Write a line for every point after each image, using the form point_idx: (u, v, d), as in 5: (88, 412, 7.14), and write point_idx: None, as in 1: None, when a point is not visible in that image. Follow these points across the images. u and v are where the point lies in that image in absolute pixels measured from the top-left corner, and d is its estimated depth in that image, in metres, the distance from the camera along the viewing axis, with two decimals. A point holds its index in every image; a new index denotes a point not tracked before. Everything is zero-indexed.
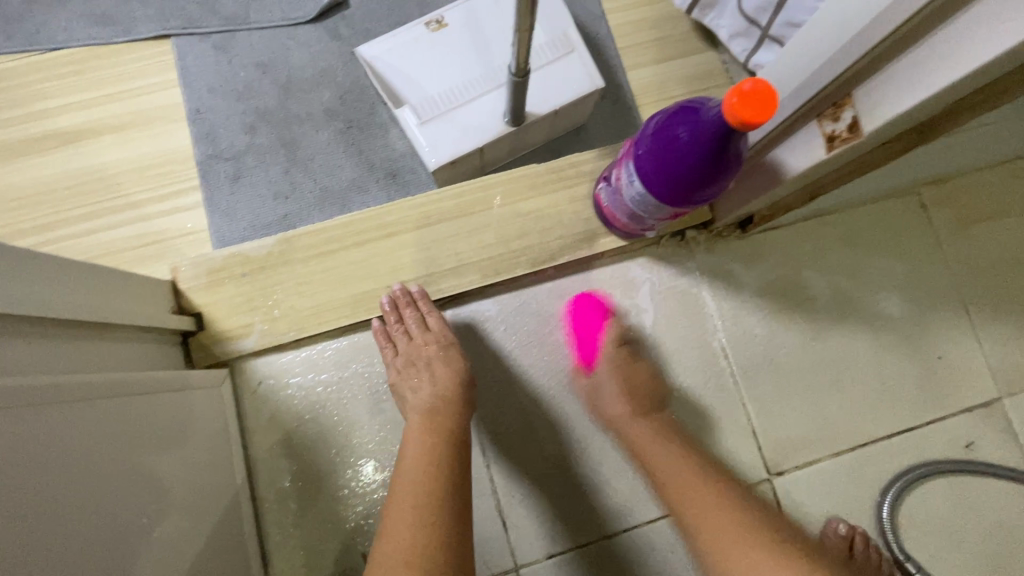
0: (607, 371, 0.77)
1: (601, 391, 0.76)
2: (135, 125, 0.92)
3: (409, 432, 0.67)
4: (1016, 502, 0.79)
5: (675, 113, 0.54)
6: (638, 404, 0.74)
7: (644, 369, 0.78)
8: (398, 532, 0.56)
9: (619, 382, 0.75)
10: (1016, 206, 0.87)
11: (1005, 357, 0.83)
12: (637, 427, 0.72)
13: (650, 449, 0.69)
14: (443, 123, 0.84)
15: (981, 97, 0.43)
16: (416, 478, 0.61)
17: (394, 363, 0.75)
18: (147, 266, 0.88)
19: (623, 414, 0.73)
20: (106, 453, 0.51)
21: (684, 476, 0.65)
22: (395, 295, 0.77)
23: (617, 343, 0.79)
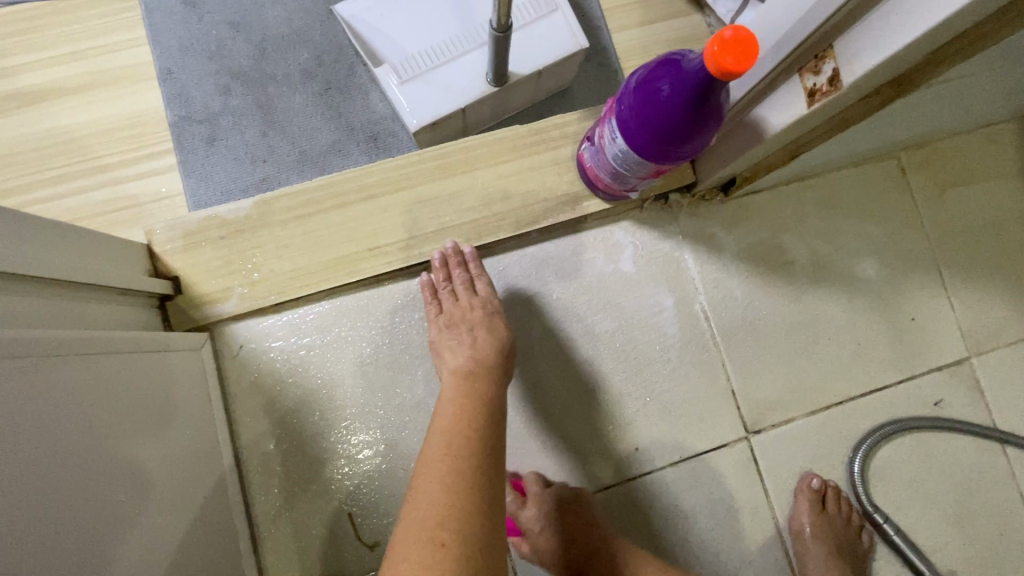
0: (565, 493, 0.75)
1: (574, 517, 0.74)
2: (101, 84, 0.89)
3: (445, 394, 0.67)
4: (979, 456, 0.83)
5: (657, 66, 0.54)
6: (602, 533, 0.73)
7: (563, 496, 0.75)
8: (431, 485, 0.55)
9: (580, 517, 0.74)
10: (991, 170, 0.88)
11: (975, 318, 0.85)
12: (624, 546, 0.72)
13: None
14: (424, 83, 0.82)
15: (958, 48, 0.43)
16: (450, 437, 0.60)
17: (437, 321, 0.75)
18: (120, 232, 0.86)
19: (606, 537, 0.72)
20: (88, 409, 0.51)
21: None
22: (447, 253, 0.77)
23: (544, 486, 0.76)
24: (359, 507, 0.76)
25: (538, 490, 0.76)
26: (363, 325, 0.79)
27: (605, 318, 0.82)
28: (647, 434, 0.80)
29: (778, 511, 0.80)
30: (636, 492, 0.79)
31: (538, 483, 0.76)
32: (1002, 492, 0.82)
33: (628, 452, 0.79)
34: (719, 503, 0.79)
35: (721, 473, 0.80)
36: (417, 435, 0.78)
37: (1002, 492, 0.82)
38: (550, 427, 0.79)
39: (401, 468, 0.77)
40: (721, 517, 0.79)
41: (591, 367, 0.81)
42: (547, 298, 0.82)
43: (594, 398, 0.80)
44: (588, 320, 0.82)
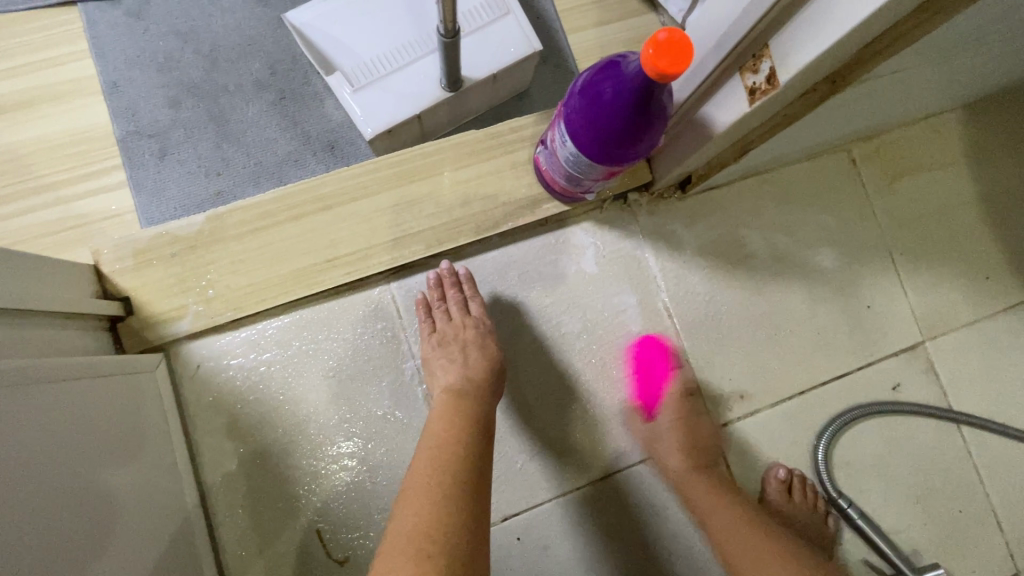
0: (671, 423, 0.79)
1: (662, 445, 0.78)
2: (43, 100, 0.86)
3: (435, 412, 0.67)
4: (936, 437, 0.85)
5: (600, 70, 0.54)
6: (698, 459, 0.77)
7: (708, 424, 0.81)
8: (417, 504, 0.56)
9: (681, 436, 0.78)
10: (939, 159, 0.91)
11: (928, 303, 0.88)
12: (694, 477, 0.75)
13: (709, 492, 0.74)
14: (378, 90, 0.81)
15: (883, 45, 0.44)
16: (437, 455, 0.61)
17: (429, 340, 0.76)
18: (68, 252, 0.83)
19: (681, 468, 0.76)
20: (37, 439, 0.49)
21: (730, 523, 0.70)
22: (442, 273, 0.78)
23: (685, 394, 0.81)
24: (328, 522, 0.75)
25: (683, 400, 0.80)
26: (324, 337, 0.78)
27: (569, 317, 0.82)
28: (616, 433, 0.80)
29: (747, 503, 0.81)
30: (608, 491, 0.79)
31: (689, 396, 0.81)
32: (959, 471, 0.85)
33: (599, 451, 0.80)
34: None
35: None
36: (384, 446, 0.77)
37: (960, 470, 0.85)
38: (519, 432, 0.79)
39: (370, 480, 0.76)
40: None
41: (559, 369, 0.81)
42: (512, 302, 0.81)
43: (562, 399, 0.80)
44: (553, 322, 0.82)
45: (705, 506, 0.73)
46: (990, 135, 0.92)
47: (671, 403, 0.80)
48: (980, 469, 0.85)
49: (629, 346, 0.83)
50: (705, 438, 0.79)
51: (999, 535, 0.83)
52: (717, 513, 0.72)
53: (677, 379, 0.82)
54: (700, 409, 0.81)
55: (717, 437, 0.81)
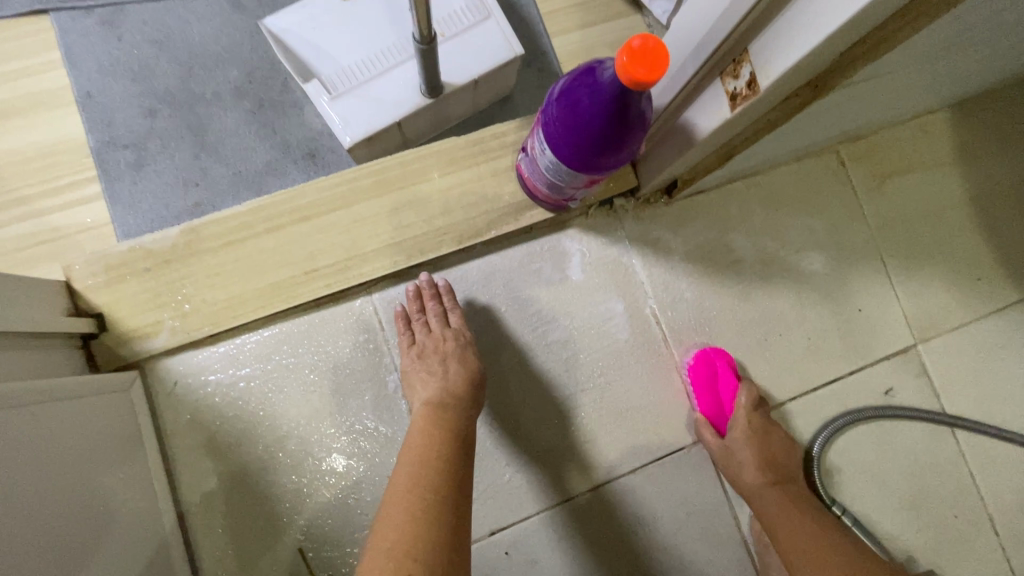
0: (746, 440, 0.75)
1: (737, 459, 0.75)
2: (13, 111, 0.84)
3: (414, 426, 0.66)
4: (928, 441, 0.84)
5: (575, 77, 0.53)
6: (775, 476, 0.74)
7: (780, 440, 0.77)
8: (396, 522, 0.54)
9: (758, 454, 0.74)
10: (929, 160, 0.90)
11: (920, 305, 0.87)
12: (769, 498, 0.72)
13: (785, 518, 0.69)
14: (356, 97, 0.80)
15: (864, 49, 0.43)
16: (417, 471, 0.59)
17: (409, 352, 0.74)
18: (41, 267, 0.80)
19: (757, 483, 0.73)
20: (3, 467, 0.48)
21: (818, 558, 0.64)
22: (420, 284, 0.77)
23: (752, 408, 0.78)
24: (311, 540, 0.73)
25: (751, 416, 0.77)
26: (305, 351, 0.76)
27: (555, 326, 0.81)
28: (605, 443, 0.79)
29: (738, 512, 0.80)
30: (597, 503, 0.77)
31: (756, 411, 0.78)
32: (953, 475, 0.84)
33: (587, 462, 0.78)
34: (680, 508, 0.79)
35: (679, 478, 0.79)
36: (367, 461, 0.75)
37: (954, 475, 0.84)
38: (505, 444, 0.77)
39: (353, 497, 0.75)
40: (683, 520, 0.79)
41: (546, 379, 0.80)
42: (496, 311, 0.80)
43: (549, 410, 0.79)
44: (539, 331, 0.80)
45: (789, 535, 0.68)
46: (980, 134, 0.91)
47: (741, 417, 0.77)
48: (974, 473, 0.84)
49: (691, 357, 0.82)
50: (778, 454, 0.76)
51: (994, 540, 0.82)
52: (801, 543, 0.66)
53: (743, 392, 0.78)
54: (769, 421, 0.78)
55: (790, 451, 0.77)
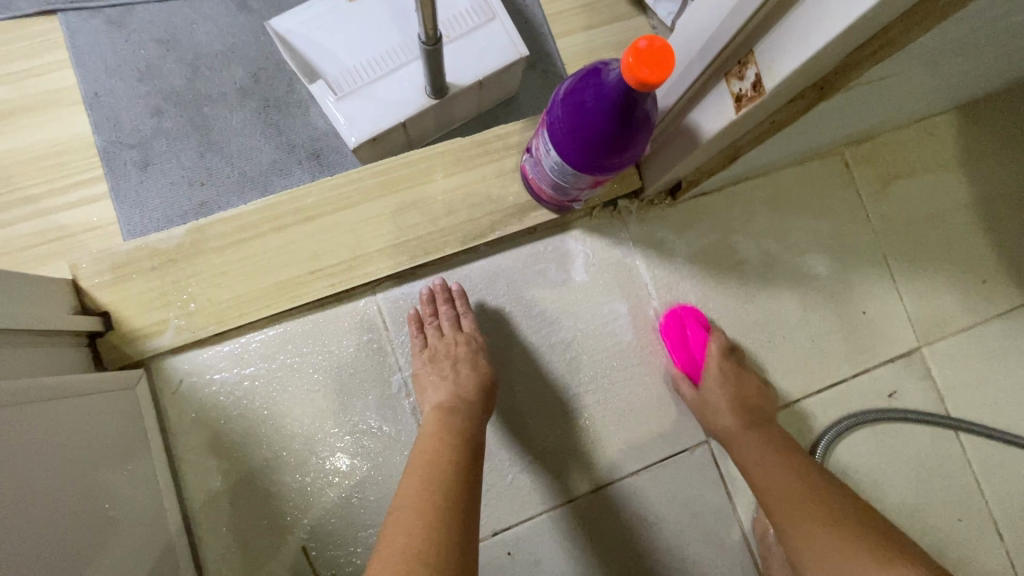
0: (718, 387, 0.76)
1: (713, 406, 0.75)
2: (21, 111, 0.84)
3: (425, 429, 0.66)
4: (933, 444, 0.84)
5: (581, 78, 0.53)
6: (750, 417, 0.74)
7: (752, 381, 0.77)
8: (406, 520, 0.55)
9: (730, 396, 0.75)
10: (933, 163, 0.90)
11: (924, 307, 0.86)
12: (745, 438, 0.72)
13: (761, 455, 0.69)
14: (362, 98, 0.80)
15: (870, 51, 0.43)
16: (428, 472, 0.59)
17: (420, 356, 0.75)
18: (48, 265, 0.81)
19: (731, 426, 0.73)
20: (12, 466, 0.48)
21: (789, 492, 0.64)
22: (434, 289, 0.78)
23: (722, 356, 0.78)
24: (315, 539, 0.74)
25: (721, 363, 0.77)
26: (309, 350, 0.77)
27: (559, 326, 0.81)
28: (608, 443, 0.79)
29: (741, 514, 0.80)
30: (600, 504, 0.77)
31: (726, 358, 0.78)
32: (957, 478, 0.83)
33: (591, 463, 0.78)
34: (683, 509, 0.79)
35: (682, 479, 0.79)
36: (371, 461, 0.76)
37: (958, 477, 0.83)
38: (508, 444, 0.77)
39: (357, 496, 0.75)
40: (686, 521, 0.79)
41: (550, 379, 0.80)
42: (499, 312, 0.80)
43: (552, 410, 0.79)
44: (543, 331, 0.80)
45: (759, 471, 0.68)
46: (985, 137, 0.91)
47: (713, 365, 0.77)
48: (979, 476, 0.84)
49: (664, 313, 0.82)
50: (753, 397, 0.76)
51: (1000, 544, 0.82)
52: (770, 479, 0.67)
53: (714, 342, 0.79)
54: (740, 367, 0.78)
55: (766, 396, 0.77)
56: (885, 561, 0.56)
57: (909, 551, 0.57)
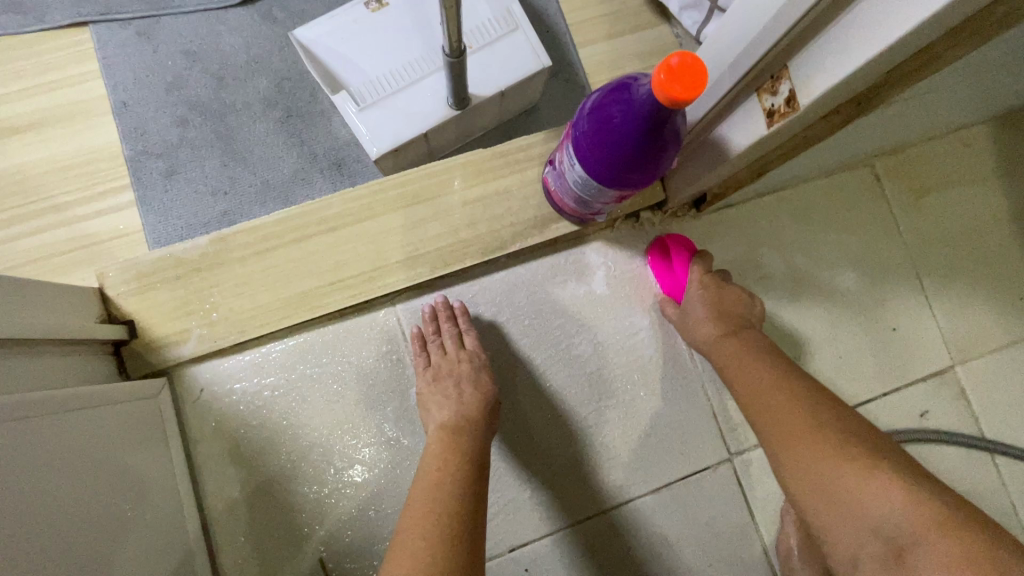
0: (697, 296, 0.73)
1: (693, 316, 0.73)
2: (52, 121, 0.86)
3: (429, 451, 0.65)
4: (968, 467, 0.80)
5: (608, 92, 0.52)
6: (730, 325, 0.70)
7: (734, 292, 0.74)
8: (413, 547, 0.54)
9: (707, 306, 0.72)
10: (967, 174, 0.87)
11: (958, 325, 0.84)
12: (727, 347, 0.68)
13: (742, 361, 0.66)
14: (384, 109, 0.80)
15: (912, 67, 0.41)
16: (433, 494, 0.59)
17: (423, 374, 0.74)
18: (77, 273, 0.82)
19: (711, 336, 0.70)
20: (41, 475, 0.49)
21: (778, 403, 0.60)
22: (436, 307, 0.77)
23: (703, 273, 0.75)
24: (332, 550, 0.73)
25: (703, 277, 0.74)
26: (328, 361, 0.77)
27: (579, 340, 0.80)
28: (628, 459, 0.78)
29: (766, 535, 0.77)
30: (619, 521, 0.76)
31: (709, 274, 0.75)
32: (995, 504, 0.80)
33: (610, 480, 0.77)
34: (705, 529, 0.77)
35: (705, 498, 0.78)
36: (389, 474, 0.75)
37: (995, 502, 0.80)
38: (527, 458, 0.77)
39: (374, 508, 0.74)
40: (708, 541, 0.77)
41: (570, 394, 0.78)
42: (518, 324, 0.79)
43: (571, 425, 0.78)
44: (563, 344, 0.79)
45: (746, 378, 0.64)
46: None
47: (694, 280, 0.75)
48: (1016, 502, 0.80)
49: (652, 243, 0.81)
50: (734, 306, 0.72)
51: None
52: (757, 389, 0.62)
53: (696, 264, 0.76)
54: (724, 279, 0.75)
55: (750, 304, 0.73)
56: (859, 462, 0.52)
57: (892, 459, 0.52)
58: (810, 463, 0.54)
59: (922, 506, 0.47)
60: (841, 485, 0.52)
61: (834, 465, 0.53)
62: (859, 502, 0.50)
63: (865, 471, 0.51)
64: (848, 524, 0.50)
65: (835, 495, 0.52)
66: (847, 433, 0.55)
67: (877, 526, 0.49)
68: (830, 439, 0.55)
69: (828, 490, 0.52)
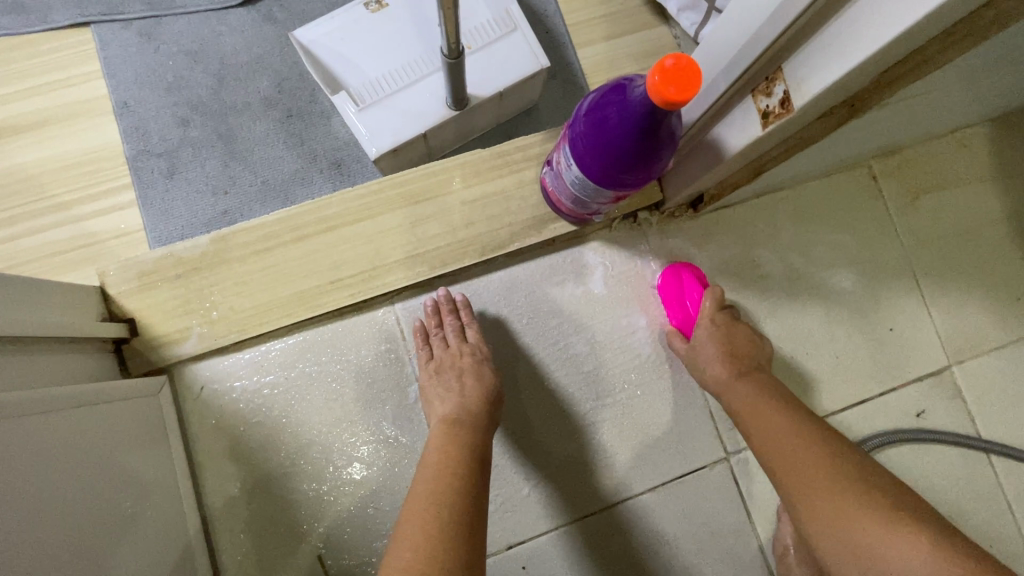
0: (706, 333, 0.72)
1: (703, 355, 0.72)
2: (55, 121, 0.86)
3: (431, 443, 0.65)
4: (963, 467, 0.81)
5: (605, 93, 0.53)
6: (743, 366, 0.70)
7: (745, 333, 0.73)
8: (414, 537, 0.54)
9: (720, 346, 0.71)
10: (965, 175, 0.87)
11: (954, 325, 0.84)
12: (740, 390, 0.68)
13: (758, 405, 0.65)
14: (383, 109, 0.80)
15: (905, 69, 0.42)
16: (434, 487, 0.59)
17: (426, 368, 0.74)
18: (78, 271, 0.83)
19: (722, 376, 0.70)
20: (44, 470, 0.50)
21: (801, 453, 0.59)
22: (438, 301, 0.77)
23: (715, 309, 0.74)
24: (331, 548, 0.74)
25: (714, 315, 0.74)
26: (327, 359, 0.77)
27: (577, 339, 0.80)
28: (625, 458, 0.78)
29: (762, 534, 0.78)
30: (616, 520, 0.77)
31: (720, 311, 0.74)
32: (990, 504, 0.80)
33: (607, 479, 0.77)
34: (701, 527, 0.77)
35: (701, 497, 0.78)
36: (388, 471, 0.76)
37: (991, 502, 0.80)
38: (525, 457, 0.77)
39: (372, 506, 0.75)
40: (704, 540, 0.77)
41: (567, 393, 0.79)
42: (517, 324, 0.80)
43: (568, 423, 0.78)
44: (560, 344, 0.80)
45: (764, 425, 0.63)
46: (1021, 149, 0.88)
47: (704, 317, 0.74)
48: (1012, 501, 0.80)
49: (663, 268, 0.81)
50: (744, 346, 0.72)
51: None
52: (776, 436, 0.62)
53: (708, 296, 0.75)
54: (735, 318, 0.75)
55: (758, 344, 0.73)
56: (888, 520, 0.52)
57: (917, 517, 0.52)
58: (834, 518, 0.54)
59: (951, 566, 0.47)
60: (866, 541, 0.51)
61: (858, 520, 0.52)
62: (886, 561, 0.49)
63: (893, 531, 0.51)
64: None
65: (861, 553, 0.51)
66: (868, 485, 0.55)
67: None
68: (854, 494, 0.54)
69: (855, 546, 0.52)
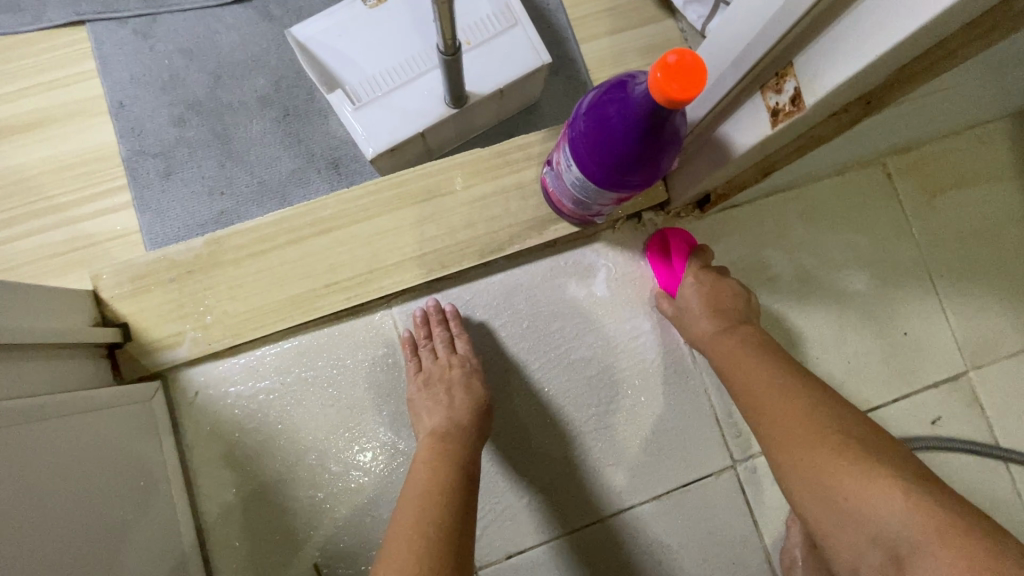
0: (692, 291, 0.72)
1: (688, 315, 0.71)
2: (50, 121, 0.85)
3: (417, 459, 0.64)
4: (980, 476, 0.78)
5: (606, 90, 0.50)
6: (729, 322, 0.68)
7: (731, 287, 0.72)
8: (400, 556, 0.53)
9: (705, 302, 0.70)
10: (984, 173, 0.84)
11: (972, 329, 0.81)
12: (724, 343, 0.66)
13: (740, 357, 0.63)
14: (380, 107, 0.78)
15: (924, 65, 0.39)
16: (422, 503, 0.57)
17: (415, 380, 0.73)
18: (75, 274, 0.82)
19: (708, 332, 0.68)
20: (38, 479, 0.49)
21: (780, 402, 0.57)
22: (428, 311, 0.76)
23: (700, 269, 0.74)
24: (328, 555, 0.73)
25: (699, 273, 0.73)
26: (322, 364, 0.76)
27: (579, 342, 0.78)
28: (628, 465, 0.76)
29: (770, 544, 0.76)
30: (618, 528, 0.75)
31: (705, 269, 0.74)
32: (1009, 515, 0.77)
33: (609, 486, 0.75)
34: (707, 537, 0.75)
35: (707, 506, 0.76)
36: (385, 478, 0.74)
37: (1009, 512, 0.77)
38: (525, 464, 0.75)
39: (370, 513, 0.73)
40: (710, 550, 0.75)
41: (568, 399, 0.77)
42: (517, 327, 0.78)
43: (570, 430, 0.76)
44: (561, 349, 0.78)
45: (746, 375, 0.61)
46: None
47: (690, 276, 0.73)
48: None
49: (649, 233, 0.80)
50: (730, 300, 0.70)
51: None
52: (758, 387, 0.60)
53: (695, 258, 0.75)
54: (721, 275, 0.74)
55: (748, 301, 0.71)
56: (865, 467, 0.49)
57: (893, 458, 0.50)
58: (810, 465, 0.52)
59: (927, 508, 0.45)
60: (838, 482, 0.50)
61: (835, 469, 0.50)
62: (860, 511, 0.47)
63: (866, 475, 0.49)
64: (845, 530, 0.48)
65: (836, 498, 0.49)
66: (847, 433, 0.53)
67: (873, 526, 0.46)
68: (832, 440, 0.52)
69: (825, 488, 0.50)
